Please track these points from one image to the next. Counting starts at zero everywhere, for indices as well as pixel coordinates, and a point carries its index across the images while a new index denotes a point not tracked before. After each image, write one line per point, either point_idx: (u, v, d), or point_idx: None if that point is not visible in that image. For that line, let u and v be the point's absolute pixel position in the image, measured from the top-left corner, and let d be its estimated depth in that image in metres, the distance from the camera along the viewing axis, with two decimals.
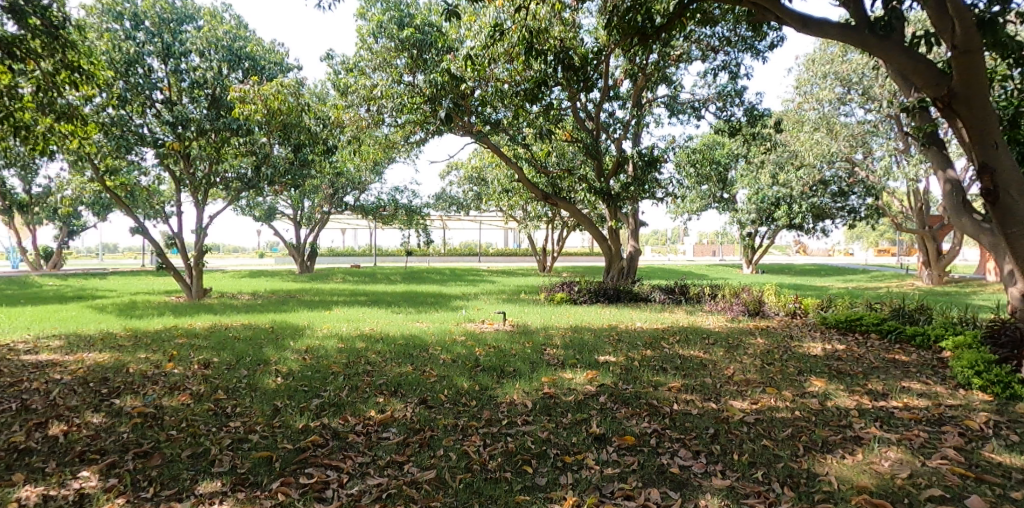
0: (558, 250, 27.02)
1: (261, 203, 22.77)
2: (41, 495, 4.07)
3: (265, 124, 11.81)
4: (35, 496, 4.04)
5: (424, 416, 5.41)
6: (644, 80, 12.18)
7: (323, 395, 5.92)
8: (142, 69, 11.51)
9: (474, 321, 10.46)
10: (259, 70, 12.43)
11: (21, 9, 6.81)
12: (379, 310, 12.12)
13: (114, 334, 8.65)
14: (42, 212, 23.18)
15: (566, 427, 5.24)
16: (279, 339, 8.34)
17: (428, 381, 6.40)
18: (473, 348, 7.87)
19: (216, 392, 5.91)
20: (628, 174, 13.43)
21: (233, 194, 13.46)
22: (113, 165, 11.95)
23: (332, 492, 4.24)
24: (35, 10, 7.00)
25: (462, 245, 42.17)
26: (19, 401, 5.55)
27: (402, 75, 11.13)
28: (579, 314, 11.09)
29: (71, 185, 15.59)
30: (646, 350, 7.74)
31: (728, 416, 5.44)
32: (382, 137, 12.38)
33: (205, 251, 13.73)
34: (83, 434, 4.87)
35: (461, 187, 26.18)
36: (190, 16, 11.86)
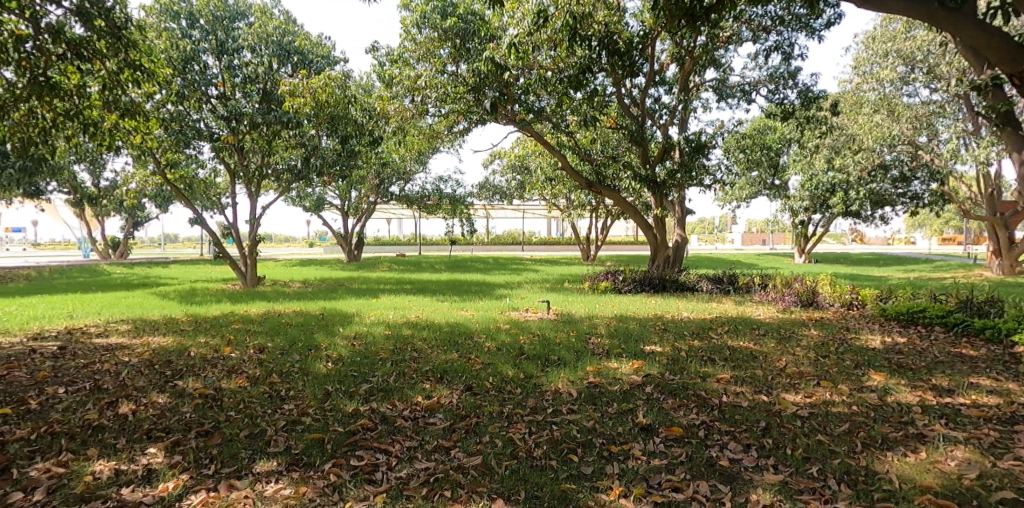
0: (602, 239, 26.80)
1: (310, 194, 23.38)
2: (112, 468, 4.28)
3: (313, 117, 12.24)
4: (108, 470, 4.25)
5: (470, 403, 5.48)
6: (692, 64, 11.83)
7: (371, 380, 6.05)
8: (197, 66, 11.88)
9: (518, 309, 10.50)
10: (307, 63, 12.70)
11: (88, 12, 7.18)
12: (425, 298, 12.27)
13: (177, 319, 9.06)
14: (110, 205, 24.43)
15: (612, 417, 5.21)
16: (329, 325, 8.57)
17: (473, 368, 6.46)
18: (518, 336, 7.89)
19: (271, 376, 6.10)
20: (675, 160, 13.12)
21: (284, 186, 13.86)
22: (173, 158, 12.44)
23: (382, 474, 4.33)
24: (99, 11, 7.33)
25: (505, 234, 42.43)
26: (93, 381, 5.86)
27: (445, 65, 11.19)
28: (624, 304, 10.95)
29: (136, 178, 16.32)
30: (693, 341, 7.62)
31: (781, 410, 5.29)
32: (427, 127, 12.55)
33: (258, 240, 14.16)
34: (150, 413, 5.11)
35: (504, 176, 26.26)
36: (242, 13, 12.23)
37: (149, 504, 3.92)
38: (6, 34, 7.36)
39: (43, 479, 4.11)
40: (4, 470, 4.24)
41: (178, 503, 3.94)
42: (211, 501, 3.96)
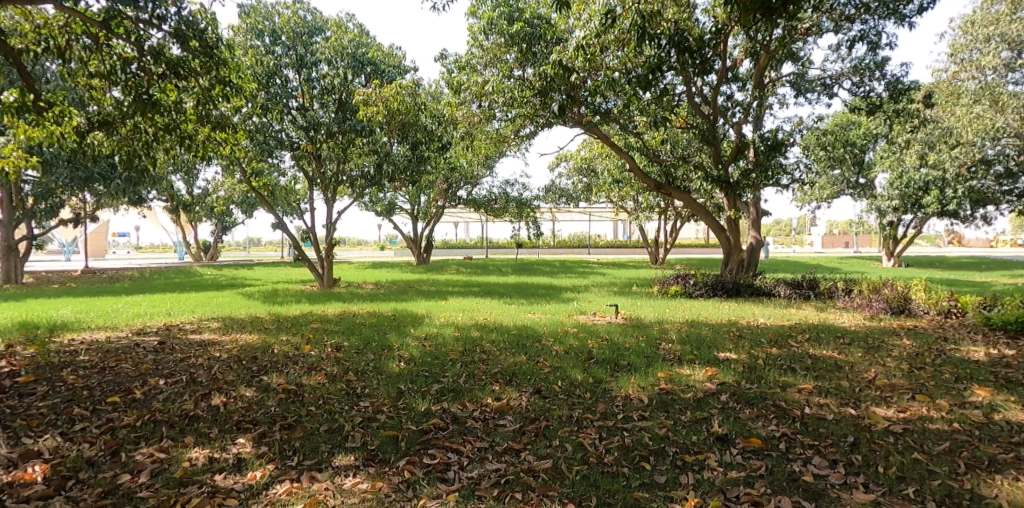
0: (671, 241, 26.19)
1: (382, 199, 24.09)
2: (206, 456, 4.53)
3: (386, 124, 12.67)
4: (202, 457, 4.51)
5: (539, 406, 5.46)
6: (768, 59, 11.38)
7: (442, 380, 6.14)
8: (279, 80, 12.50)
9: (586, 313, 10.41)
10: (379, 73, 13.13)
11: (185, 34, 7.63)
12: (492, 300, 12.37)
13: (261, 318, 9.54)
14: (201, 211, 26.07)
15: (685, 425, 5.06)
16: (401, 326, 8.79)
17: (542, 371, 6.44)
18: (586, 340, 7.81)
19: (347, 374, 6.31)
20: (750, 159, 12.64)
21: (358, 192, 14.34)
22: (258, 167, 13.13)
23: (454, 474, 4.38)
24: (194, 33, 7.77)
25: (572, 237, 42.25)
26: (188, 374, 6.25)
27: (512, 69, 11.25)
28: (695, 309, 10.65)
29: (224, 186, 17.36)
30: (771, 348, 7.30)
31: (870, 424, 4.98)
32: (494, 132, 12.65)
33: (334, 244, 14.71)
34: (239, 405, 5.39)
35: (570, 179, 26.16)
36: (319, 28, 12.76)
37: (239, 491, 4.13)
38: (116, 57, 8.01)
39: (147, 464, 4.40)
40: (114, 453, 4.56)
41: (265, 492, 4.12)
42: (294, 492, 4.12)
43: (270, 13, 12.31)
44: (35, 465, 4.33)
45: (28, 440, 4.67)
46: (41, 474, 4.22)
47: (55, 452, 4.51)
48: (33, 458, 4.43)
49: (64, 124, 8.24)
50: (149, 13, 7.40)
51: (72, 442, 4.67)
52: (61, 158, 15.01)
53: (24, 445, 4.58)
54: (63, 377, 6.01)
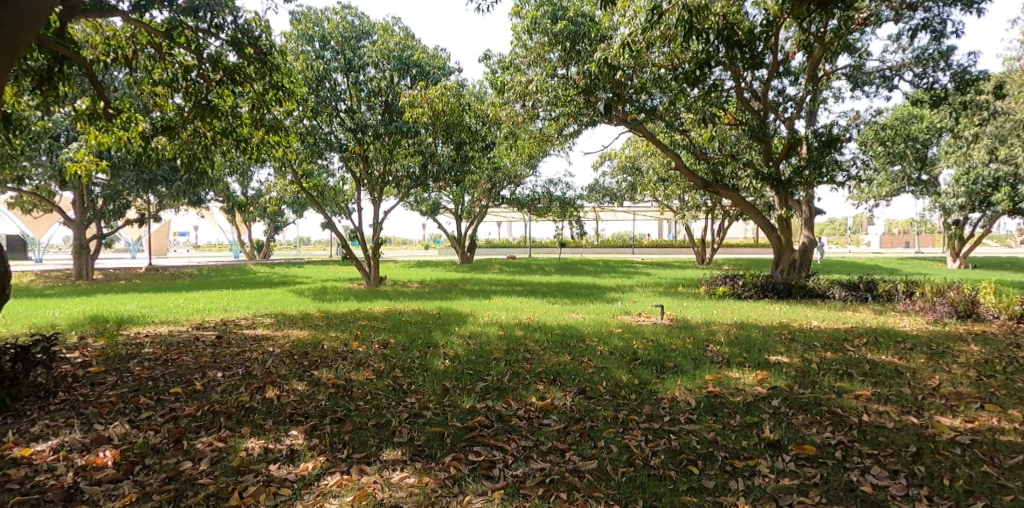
0: (719, 241, 25.63)
1: (427, 199, 24.39)
2: (261, 446, 4.66)
3: (430, 125, 12.84)
4: (258, 448, 4.64)
5: (584, 406, 5.42)
6: (823, 51, 10.98)
7: (486, 379, 6.17)
8: (329, 83, 12.80)
9: (630, 313, 10.30)
10: (425, 75, 13.29)
11: (240, 42, 7.90)
12: (536, 300, 12.36)
13: (311, 314, 9.79)
14: (255, 211, 26.94)
15: (734, 429, 4.94)
16: (446, 324, 8.88)
17: (586, 371, 6.39)
18: (631, 341, 7.70)
19: (394, 370, 6.41)
20: (802, 156, 12.24)
21: (403, 192, 14.56)
22: (308, 169, 13.49)
23: (499, 471, 4.38)
24: (249, 40, 8.02)
25: (616, 236, 41.85)
26: (244, 368, 6.47)
27: (555, 68, 11.20)
28: (743, 310, 10.39)
29: (276, 187, 17.89)
30: (825, 352, 7.05)
31: (934, 434, 4.75)
32: (537, 131, 12.62)
33: (381, 243, 14.98)
34: (291, 399, 5.54)
35: (614, 178, 25.91)
36: (366, 32, 13.00)
37: (292, 481, 4.24)
38: (177, 65, 8.36)
39: (207, 452, 4.55)
40: (177, 441, 4.74)
41: (316, 483, 4.22)
42: (344, 483, 4.20)
43: (320, 19, 12.62)
44: (106, 449, 4.53)
45: (99, 426, 4.89)
46: (111, 459, 4.42)
47: (124, 438, 4.71)
48: (104, 443, 4.64)
49: (130, 130, 8.63)
50: (207, 22, 7.71)
51: (139, 429, 4.87)
52: (127, 162, 15.77)
53: (96, 431, 4.80)
54: (130, 368, 6.31)
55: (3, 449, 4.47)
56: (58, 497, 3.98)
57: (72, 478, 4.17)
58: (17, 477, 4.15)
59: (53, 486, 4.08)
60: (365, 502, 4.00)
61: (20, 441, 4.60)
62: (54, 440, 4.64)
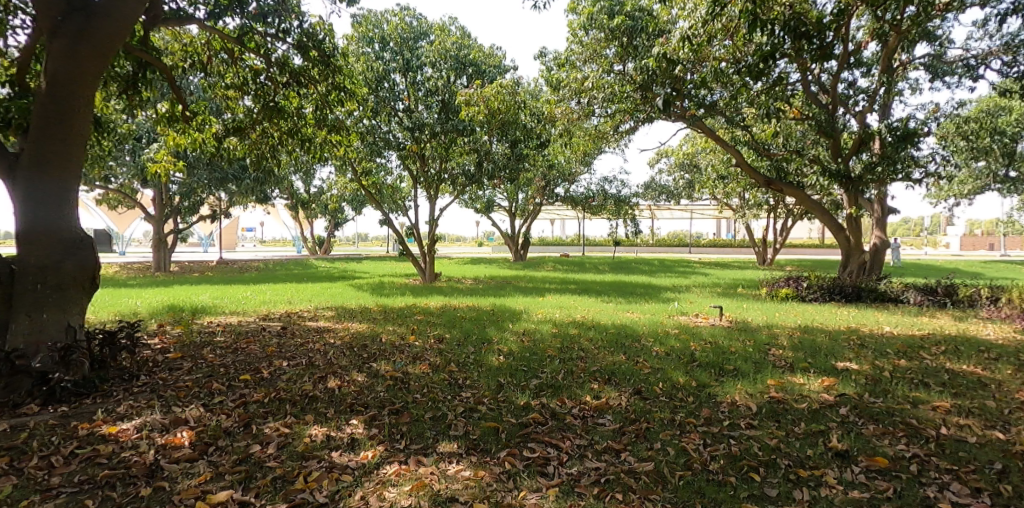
0: (781, 241, 24.72)
1: (482, 197, 24.56)
2: (324, 434, 4.80)
3: (486, 124, 12.91)
4: (321, 435, 4.78)
5: (640, 407, 5.33)
6: (899, 40, 10.41)
7: (540, 376, 6.14)
8: (388, 84, 13.07)
9: (688, 313, 10.06)
10: (481, 73, 13.38)
11: (306, 45, 8.12)
12: (590, 298, 12.25)
13: (369, 308, 10.02)
14: (317, 207, 27.83)
15: (799, 437, 4.75)
16: (500, 320, 8.91)
17: (642, 372, 6.28)
18: (689, 343, 7.51)
19: (449, 365, 6.48)
20: (874, 151, 11.65)
21: (459, 189, 14.70)
22: (367, 167, 13.82)
23: (554, 469, 4.36)
24: (314, 43, 8.25)
25: (672, 235, 41.05)
26: (307, 358, 6.68)
27: (611, 64, 11.04)
28: (808, 313, 9.98)
29: (336, 184, 18.42)
30: (899, 360, 6.68)
31: (1022, 452, 4.42)
32: (592, 128, 12.46)
33: (436, 239, 15.18)
34: (352, 389, 5.68)
35: (672, 175, 25.40)
36: (424, 32, 13.19)
37: (353, 468, 4.34)
38: (247, 69, 8.70)
39: (274, 437, 4.72)
40: (246, 425, 4.94)
41: (376, 471, 4.30)
42: (403, 473, 4.27)
43: (380, 21, 12.90)
44: (183, 430, 4.76)
45: (177, 408, 5.15)
46: (188, 439, 4.62)
47: (199, 421, 4.94)
48: (181, 424, 4.87)
49: (205, 131, 9.04)
50: (275, 27, 7.95)
51: (212, 413, 5.10)
52: (201, 162, 16.58)
53: (174, 413, 5.05)
54: (203, 355, 6.63)
55: (93, 425, 4.74)
56: (142, 472, 4.18)
57: (154, 456, 4.38)
58: (105, 452, 4.38)
59: (137, 462, 4.30)
60: (422, 492, 4.05)
61: (108, 419, 4.87)
62: (137, 420, 4.89)
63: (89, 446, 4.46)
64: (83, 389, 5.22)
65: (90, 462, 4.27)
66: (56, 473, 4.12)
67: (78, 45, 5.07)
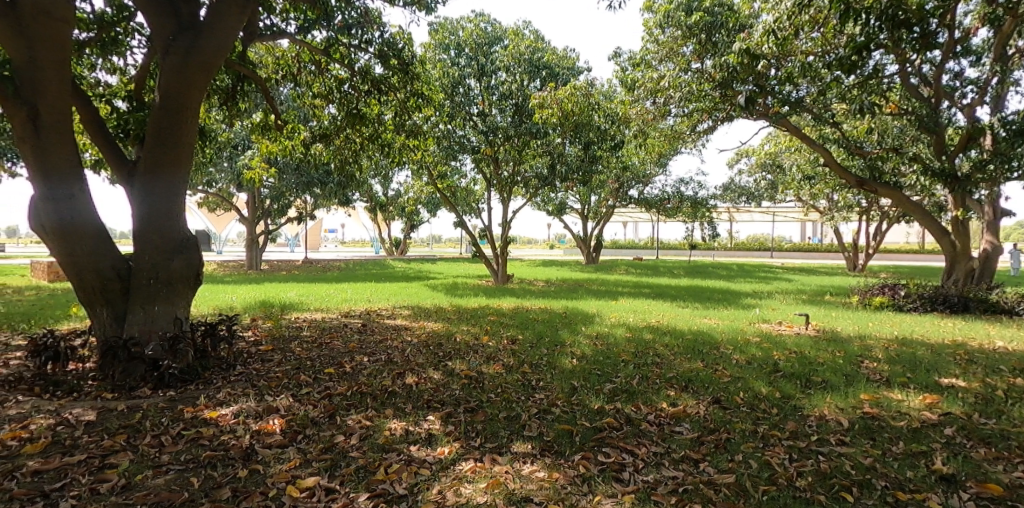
0: (874, 245, 23.20)
1: (554, 199, 24.50)
2: (403, 427, 4.90)
3: (559, 126, 12.87)
4: (400, 429, 4.88)
5: (720, 416, 5.13)
6: (1014, 26, 9.52)
7: (615, 380, 6.03)
8: (463, 89, 13.28)
9: (770, 321, 9.61)
10: (555, 76, 13.35)
11: (386, 54, 8.40)
12: (665, 303, 11.95)
13: (444, 308, 10.20)
14: (394, 210, 28.64)
15: (897, 457, 4.41)
16: (572, 323, 8.83)
17: (721, 380, 6.05)
18: (772, 352, 7.16)
19: (523, 366, 6.48)
20: (984, 148, 10.72)
21: (532, 192, 14.71)
22: (442, 171, 14.09)
23: (629, 475, 4.26)
24: (394, 52, 8.50)
25: (751, 239, 39.48)
26: (386, 354, 6.87)
27: (689, 63, 10.70)
28: (906, 324, 9.29)
29: (413, 187, 18.91)
30: (1014, 379, 6.09)
31: None
32: (668, 128, 12.12)
33: (509, 242, 15.27)
34: (429, 386, 5.79)
35: (753, 176, 24.41)
36: (498, 37, 13.31)
37: (431, 462, 4.40)
38: (333, 79, 9.07)
39: (356, 428, 4.87)
40: (331, 416, 5.12)
41: (452, 467, 4.34)
42: (478, 470, 4.29)
43: (456, 28, 13.13)
44: (275, 418, 4.99)
45: (269, 397, 5.41)
46: (279, 426, 4.85)
47: (289, 410, 5.17)
48: (273, 412, 5.11)
49: (295, 138, 9.50)
50: (359, 38, 8.24)
51: (300, 403, 5.33)
52: (289, 167, 17.45)
53: (266, 401, 5.31)
54: (292, 348, 6.96)
55: (197, 409, 5.05)
56: (238, 455, 4.42)
57: (249, 440, 4.61)
58: (207, 434, 4.66)
59: (235, 445, 4.53)
60: (498, 490, 4.05)
61: (209, 404, 5.18)
62: (235, 406, 5.18)
63: (194, 428, 4.75)
64: (188, 375, 5.58)
65: (194, 443, 4.55)
66: (166, 451, 4.40)
67: (188, 60, 5.43)
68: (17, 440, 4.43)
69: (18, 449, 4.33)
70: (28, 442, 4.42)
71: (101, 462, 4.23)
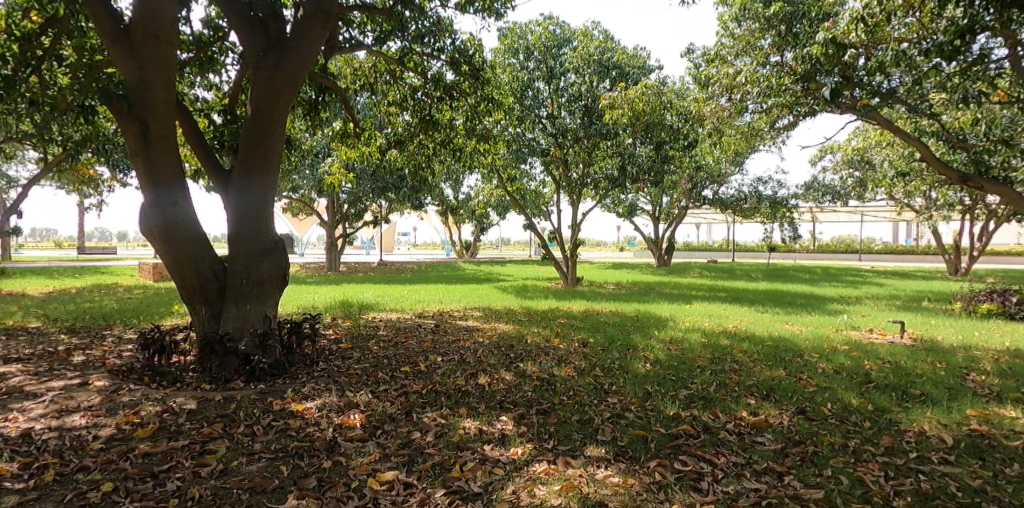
0: (977, 247, 21.42)
1: (625, 201, 24.10)
2: (477, 427, 4.92)
3: (630, 126, 12.66)
4: (474, 428, 4.90)
5: (805, 428, 4.85)
6: None
7: (690, 386, 5.83)
8: (532, 91, 13.32)
9: (859, 328, 9.02)
10: (625, 76, 13.16)
11: (458, 61, 8.55)
12: (743, 308, 11.46)
13: (514, 310, 10.21)
14: (465, 213, 29.05)
15: (1010, 480, 4.02)
16: (644, 327, 8.62)
17: (806, 390, 5.72)
18: (863, 361, 6.71)
19: (594, 369, 6.37)
20: None
21: (601, 194, 14.51)
22: (511, 174, 14.16)
23: (708, 485, 4.09)
24: (465, 58, 8.62)
25: (836, 241, 37.40)
26: (459, 354, 6.95)
27: (767, 56, 10.23)
28: (1018, 333, 8.48)
29: (483, 191, 19.12)
30: None
31: None
32: (745, 125, 11.64)
33: (579, 244, 15.13)
34: (501, 387, 5.80)
35: (838, 173, 23.14)
36: (567, 39, 13.26)
37: (504, 462, 4.39)
38: (407, 87, 9.29)
39: (432, 426, 4.94)
40: (407, 412, 5.22)
41: (526, 468, 4.31)
42: (552, 473, 4.24)
43: (524, 32, 13.20)
44: (355, 413, 5.14)
45: (350, 393, 5.58)
46: (360, 421, 4.99)
47: (368, 405, 5.31)
48: (354, 407, 5.26)
49: (371, 145, 9.81)
50: (431, 47, 8.42)
51: (379, 399, 5.46)
52: (365, 173, 18.04)
53: (347, 396, 5.48)
54: (369, 347, 7.16)
55: (284, 402, 5.28)
56: (322, 447, 4.57)
57: (332, 433, 4.77)
58: (294, 426, 4.85)
59: (319, 437, 4.69)
60: (572, 494, 3.99)
61: (296, 397, 5.40)
62: (318, 400, 5.37)
63: (282, 419, 4.96)
64: (276, 370, 5.84)
65: (282, 434, 4.74)
66: (257, 440, 4.61)
67: (277, 77, 5.70)
68: (129, 424, 4.77)
69: (130, 432, 4.65)
70: (139, 427, 4.74)
71: (201, 448, 4.48)
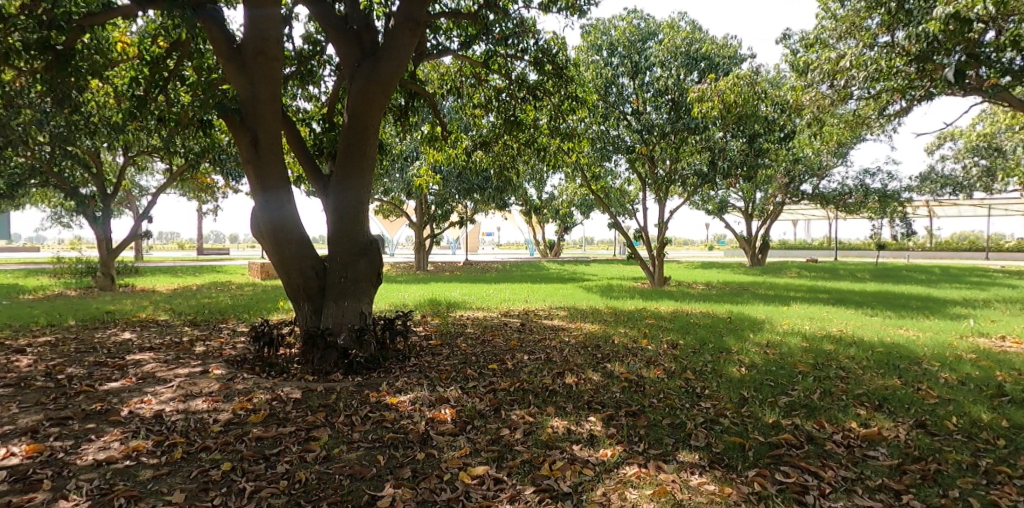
0: None
1: (715, 197, 23.15)
2: (565, 426, 4.84)
3: (720, 120, 12.12)
4: (562, 427, 4.83)
5: (924, 443, 4.41)
6: None
7: (791, 393, 5.47)
8: (616, 88, 13.08)
9: (987, 335, 8.13)
10: (714, 67, 12.52)
11: (541, 61, 8.50)
12: (848, 310, 10.66)
13: (600, 310, 10.02)
14: (549, 212, 28.99)
15: None
16: (738, 330, 8.20)
17: (926, 401, 5.21)
18: (994, 372, 6.02)
19: (685, 372, 6.12)
20: None
21: (690, 190, 13.98)
22: (596, 172, 13.97)
23: (814, 499, 3.80)
24: (548, 58, 8.55)
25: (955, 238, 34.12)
26: (545, 353, 6.89)
27: (876, 37, 9.43)
28: None
29: (567, 189, 18.96)
30: None
31: None
32: (850, 114, 10.82)
33: (666, 243, 14.67)
34: (588, 387, 5.69)
35: (960, 161, 21.04)
36: (653, 32, 12.89)
37: (594, 464, 4.29)
38: (491, 88, 9.34)
39: (520, 423, 4.91)
40: (496, 409, 5.23)
41: (616, 470, 4.19)
42: (643, 477, 4.09)
43: (608, 28, 12.98)
44: (446, 407, 5.21)
45: (441, 388, 5.67)
46: (451, 416, 5.05)
47: (458, 401, 5.36)
48: (445, 402, 5.34)
49: (457, 147, 9.96)
50: (515, 48, 8.41)
51: (468, 395, 5.50)
52: (452, 175, 18.41)
53: (439, 392, 5.57)
54: (457, 344, 7.25)
55: (380, 394, 5.43)
56: (416, 439, 4.66)
57: (425, 426, 4.85)
58: (389, 418, 4.98)
59: (413, 429, 4.79)
60: (665, 500, 3.83)
61: (390, 390, 5.55)
62: (411, 394, 5.49)
63: (378, 411, 5.11)
64: (371, 364, 6.04)
65: (379, 424, 4.88)
66: (356, 429, 4.77)
67: (371, 86, 5.87)
68: (243, 409, 5.07)
69: (244, 417, 4.95)
70: (252, 412, 5.04)
71: (307, 434, 4.69)
